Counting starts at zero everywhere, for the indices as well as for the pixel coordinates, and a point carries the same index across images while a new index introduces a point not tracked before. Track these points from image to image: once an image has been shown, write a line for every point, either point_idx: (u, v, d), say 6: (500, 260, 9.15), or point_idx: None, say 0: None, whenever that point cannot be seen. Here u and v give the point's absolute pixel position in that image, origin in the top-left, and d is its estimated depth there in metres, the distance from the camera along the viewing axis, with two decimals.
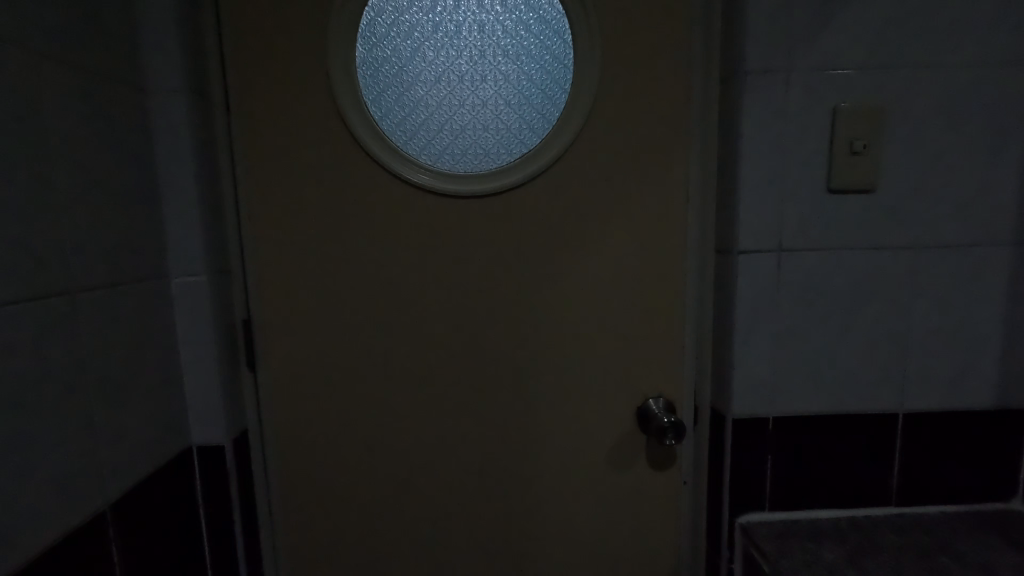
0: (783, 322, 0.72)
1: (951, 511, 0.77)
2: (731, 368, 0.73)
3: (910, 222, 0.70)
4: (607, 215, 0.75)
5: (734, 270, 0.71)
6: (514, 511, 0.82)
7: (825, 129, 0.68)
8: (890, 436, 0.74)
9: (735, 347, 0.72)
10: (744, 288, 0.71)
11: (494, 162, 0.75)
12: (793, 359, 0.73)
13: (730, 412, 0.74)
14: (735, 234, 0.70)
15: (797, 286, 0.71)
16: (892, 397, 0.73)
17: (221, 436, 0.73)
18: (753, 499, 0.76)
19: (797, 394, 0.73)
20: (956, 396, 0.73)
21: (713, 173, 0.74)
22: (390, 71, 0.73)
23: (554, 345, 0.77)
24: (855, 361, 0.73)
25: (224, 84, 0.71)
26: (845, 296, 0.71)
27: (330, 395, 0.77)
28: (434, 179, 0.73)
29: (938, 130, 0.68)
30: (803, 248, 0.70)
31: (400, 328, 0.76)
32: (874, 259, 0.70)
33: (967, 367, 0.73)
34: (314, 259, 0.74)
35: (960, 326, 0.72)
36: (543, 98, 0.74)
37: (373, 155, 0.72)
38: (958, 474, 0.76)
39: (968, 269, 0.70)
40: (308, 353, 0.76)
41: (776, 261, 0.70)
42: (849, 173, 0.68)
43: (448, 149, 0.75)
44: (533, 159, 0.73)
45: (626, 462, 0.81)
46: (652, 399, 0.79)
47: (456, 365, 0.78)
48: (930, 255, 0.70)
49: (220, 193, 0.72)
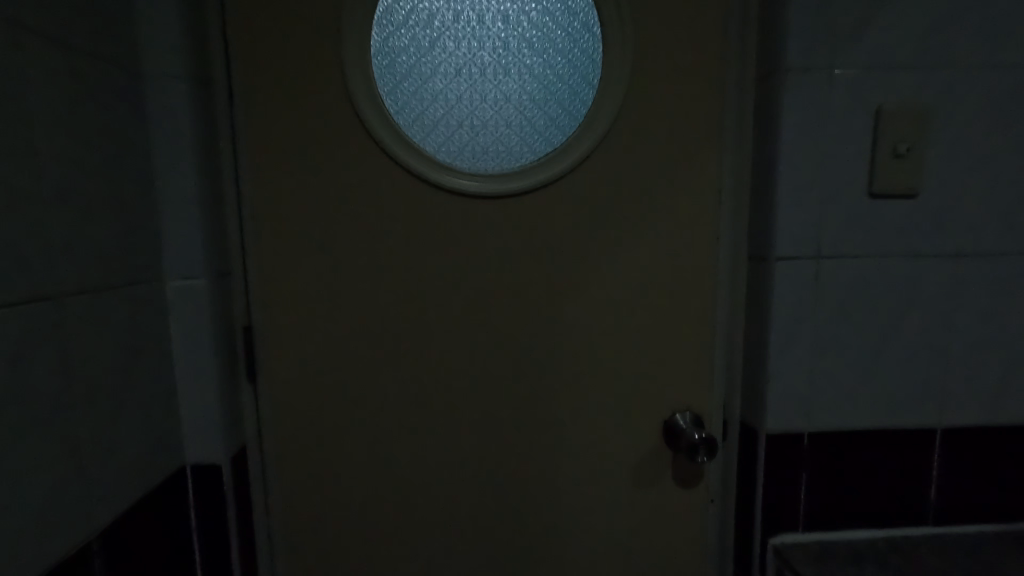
0: (820, 332, 0.68)
1: (992, 532, 0.73)
2: (766, 382, 0.69)
3: (955, 229, 0.66)
4: (637, 219, 0.71)
5: (771, 277, 0.67)
6: (531, 531, 0.77)
7: (867, 130, 0.65)
8: (928, 452, 0.71)
9: (771, 359, 0.69)
10: (781, 297, 0.67)
11: (516, 160, 0.70)
12: (830, 372, 0.69)
13: (764, 424, 0.70)
14: (773, 238, 0.67)
15: (836, 294, 0.68)
16: (931, 412, 0.70)
17: (218, 454, 0.67)
18: (787, 520, 0.72)
19: (834, 409, 0.70)
20: (997, 413, 0.70)
21: (747, 175, 0.70)
22: (408, 62, 0.69)
23: (577, 356, 0.73)
24: (894, 375, 0.69)
25: (228, 71, 0.66)
26: (886, 305, 0.68)
27: (337, 409, 0.72)
28: (454, 178, 0.68)
29: (984, 134, 0.65)
30: (843, 254, 0.67)
31: (415, 337, 0.71)
32: (918, 267, 0.67)
33: (1009, 382, 0.70)
34: (323, 261, 0.69)
35: (1003, 338, 0.69)
36: (571, 94, 0.70)
37: (387, 151, 0.67)
38: (998, 494, 0.72)
39: (1012, 279, 0.67)
40: (312, 364, 0.71)
41: (815, 268, 0.67)
42: (893, 176, 0.65)
43: (468, 146, 0.70)
44: (559, 157, 0.69)
45: (651, 479, 0.77)
46: (679, 413, 0.75)
47: (474, 375, 0.73)
48: (977, 263, 0.67)
49: (221, 189, 0.67)
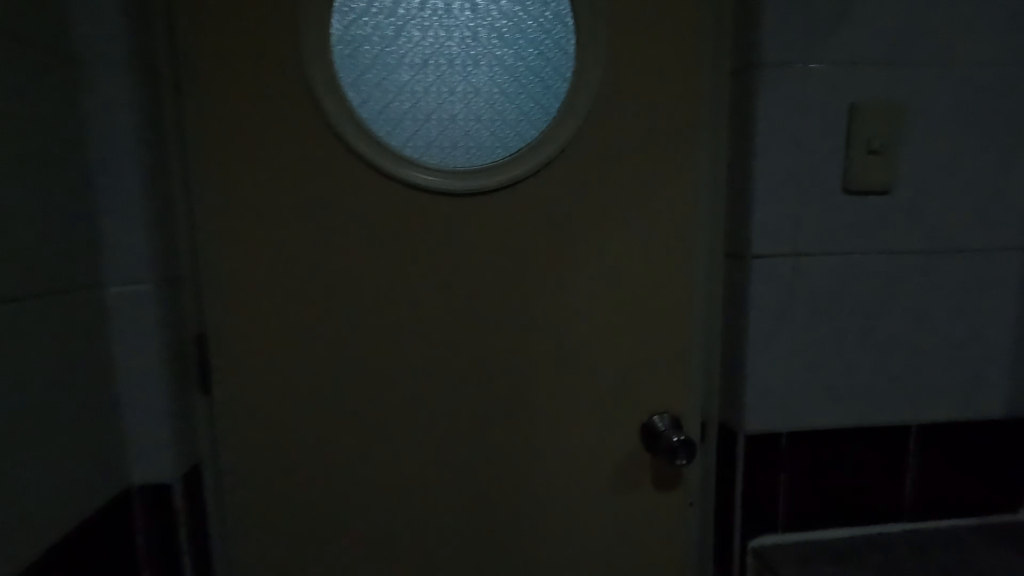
0: (798, 330, 0.67)
1: (965, 525, 0.74)
2: (745, 381, 0.68)
3: (927, 225, 0.66)
4: (613, 217, 0.68)
5: (748, 275, 0.66)
6: (508, 541, 0.74)
7: (842, 125, 0.64)
8: (902, 448, 0.71)
9: (749, 358, 0.67)
10: (759, 295, 0.66)
11: (486, 156, 0.67)
12: (807, 370, 0.68)
13: (743, 425, 0.69)
14: (751, 235, 0.65)
15: (813, 292, 0.67)
16: (905, 409, 0.70)
17: (169, 474, 0.62)
18: (766, 521, 0.71)
19: (812, 408, 0.69)
20: (968, 407, 0.71)
21: (723, 171, 0.69)
22: (371, 52, 0.65)
23: (553, 358, 0.70)
24: (869, 372, 0.69)
25: (174, 59, 0.61)
26: (862, 302, 0.68)
27: (300, 420, 0.68)
28: (422, 175, 0.65)
29: (955, 130, 0.65)
30: (820, 251, 0.66)
31: (383, 342, 0.68)
32: (892, 264, 0.67)
33: (979, 377, 0.70)
34: (282, 263, 0.65)
35: (973, 333, 0.69)
36: (543, 87, 0.68)
37: (350, 146, 0.64)
38: (970, 487, 0.73)
39: (983, 274, 0.68)
40: (272, 373, 0.67)
41: (792, 265, 0.66)
42: (868, 172, 0.64)
43: (437, 141, 0.67)
44: (532, 152, 0.66)
45: (630, 483, 0.75)
46: (658, 416, 0.73)
47: (446, 381, 0.69)
48: (949, 259, 0.67)
49: (168, 187, 0.62)
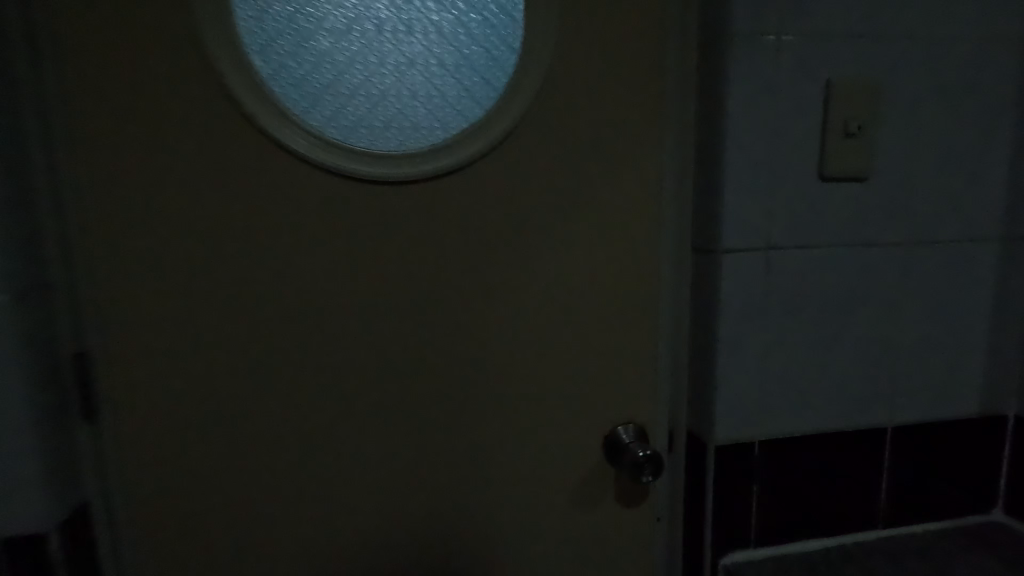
0: (771, 331, 0.62)
1: (938, 529, 0.70)
2: (715, 388, 0.62)
3: (903, 215, 0.62)
4: (569, 209, 0.61)
5: (717, 272, 0.60)
6: (459, 570, 0.67)
7: (818, 106, 0.58)
8: (877, 452, 0.67)
9: (720, 363, 0.62)
10: (729, 294, 0.60)
11: (426, 138, 0.58)
12: (780, 374, 0.63)
13: (713, 435, 0.63)
14: (721, 227, 0.59)
15: (786, 289, 0.61)
16: (880, 411, 0.66)
17: (40, 522, 0.51)
18: (737, 537, 0.66)
19: (785, 414, 0.64)
20: (942, 406, 0.68)
21: (690, 157, 0.62)
22: (283, 14, 0.55)
23: (505, 367, 0.63)
24: (844, 373, 0.65)
25: (28, 19, 0.50)
26: (837, 299, 0.63)
27: (209, 448, 0.58)
28: (347, 161, 0.56)
29: (933, 112, 0.61)
30: (793, 244, 0.61)
31: (306, 355, 0.58)
32: (868, 258, 0.62)
33: (952, 374, 0.67)
34: (179, 266, 0.55)
35: (947, 329, 0.66)
36: (488, 58, 0.59)
37: (259, 126, 0.54)
38: (942, 489, 0.70)
39: (956, 266, 0.64)
40: (172, 394, 0.57)
41: (764, 260, 0.60)
42: (844, 158, 0.59)
43: (365, 120, 0.57)
44: (476, 134, 0.58)
45: (592, 500, 0.68)
46: (621, 425, 0.66)
47: (384, 398, 0.61)
48: (924, 251, 0.63)
49: (28, 178, 0.51)
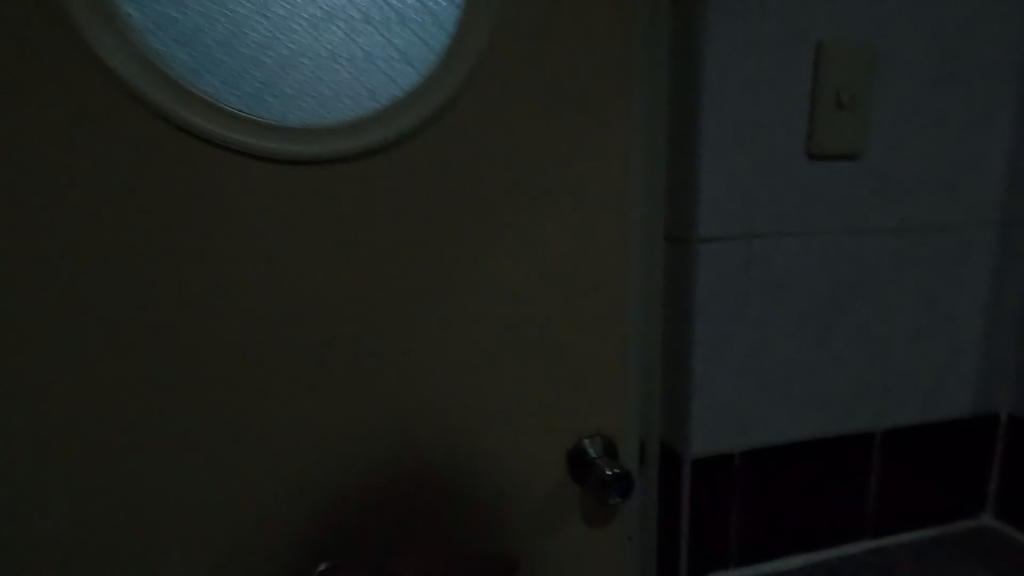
0: (755, 328, 0.56)
1: (927, 537, 0.66)
2: (693, 393, 0.55)
3: (896, 197, 0.57)
4: (525, 192, 0.51)
5: (694, 265, 0.53)
6: None
7: (807, 75, 0.52)
8: (866, 458, 0.61)
9: (697, 365, 0.55)
10: (706, 289, 0.54)
11: (349, 110, 0.48)
12: (765, 376, 0.57)
13: (691, 447, 0.56)
14: (696, 212, 0.52)
15: (769, 281, 0.55)
16: (870, 414, 0.60)
17: None
18: (715, 555, 0.60)
19: (770, 421, 0.58)
20: (935, 406, 0.62)
21: (662, 132, 0.54)
22: None
23: (452, 380, 0.53)
24: (833, 374, 0.58)
25: None
26: (825, 291, 0.57)
27: (78, 492, 0.46)
28: (249, 133, 0.45)
29: (930, 82, 0.55)
30: (777, 231, 0.54)
31: (202, 373, 0.47)
32: (857, 247, 0.57)
33: (946, 372, 0.62)
34: (20, 263, 0.42)
35: (941, 322, 0.60)
36: (425, 14, 0.50)
37: (128, 85, 0.42)
38: (932, 494, 0.65)
39: (952, 253, 0.59)
40: (23, 428, 0.44)
41: (746, 249, 0.54)
42: (834, 133, 0.53)
43: (274, 85, 0.47)
44: (411, 103, 0.48)
45: (556, 526, 0.59)
46: (587, 437, 0.58)
47: (304, 422, 0.50)
48: (918, 237, 0.58)
49: None
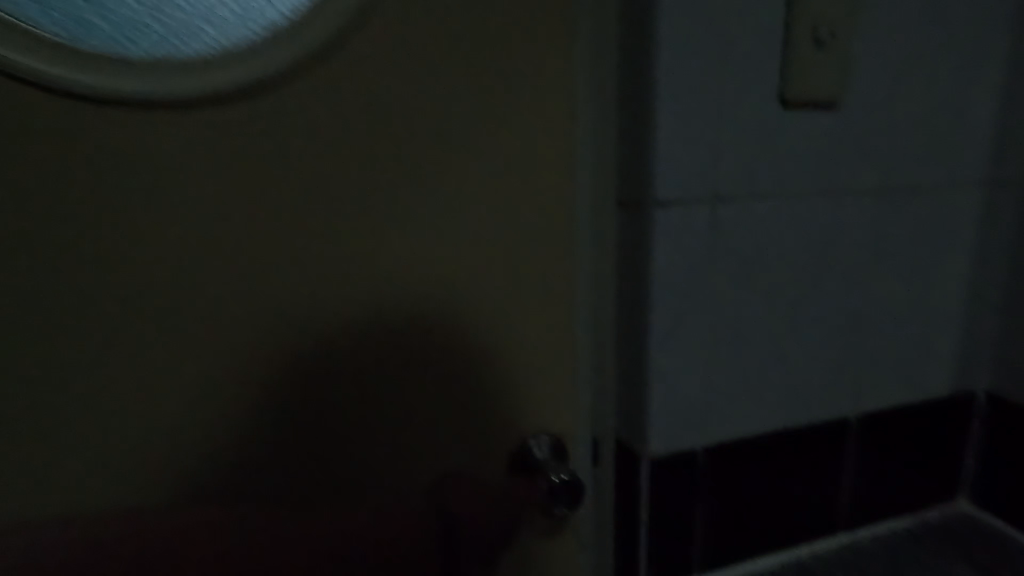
0: (722, 307, 0.48)
1: (902, 528, 0.61)
2: (653, 384, 0.48)
3: (879, 154, 0.50)
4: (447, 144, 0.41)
5: (650, 235, 0.45)
6: None
7: (779, 8, 0.45)
8: (840, 448, 0.56)
9: (657, 352, 0.47)
10: (666, 262, 0.46)
11: (188, 49, 0.37)
12: (734, 362, 0.50)
13: (649, 446, 0.49)
14: (654, 171, 0.44)
15: (738, 253, 0.48)
16: (847, 399, 0.55)
17: None
18: (678, 565, 0.53)
19: (739, 412, 0.51)
20: (914, 388, 0.57)
21: (615, 76, 0.46)
22: None
23: (366, 377, 0.43)
24: (808, 357, 0.52)
25: None
26: (801, 264, 0.50)
27: None
28: (72, 67, 0.34)
29: (918, 20, 0.48)
30: (747, 194, 0.47)
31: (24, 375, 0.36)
32: (834, 212, 0.50)
33: (927, 350, 0.56)
34: None
35: (923, 296, 0.55)
36: None
37: None
38: (908, 482, 0.60)
39: (936, 219, 0.53)
40: None
41: (711, 216, 0.46)
42: (812, 77, 0.46)
43: (111, 9, 0.36)
44: (294, 31, 0.38)
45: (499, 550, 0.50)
46: (538, 436, 0.49)
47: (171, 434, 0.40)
48: (902, 201, 0.52)
49: None
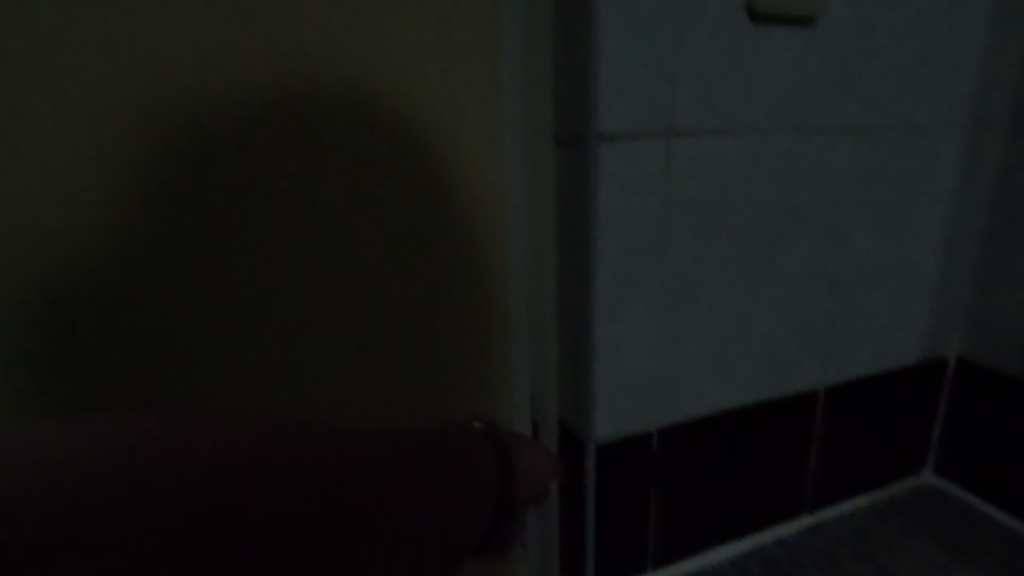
0: (680, 264, 0.41)
1: (868, 504, 0.57)
2: (600, 356, 0.41)
3: (859, 86, 0.43)
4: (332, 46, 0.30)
5: (593, 176, 0.37)
6: None
7: None
8: (808, 422, 0.50)
9: (603, 318, 0.40)
10: (612, 211, 0.38)
11: None
12: (693, 328, 0.43)
13: (594, 430, 0.42)
14: (599, 99, 0.36)
15: (700, 201, 0.41)
16: (816, 368, 0.49)
17: None
18: (629, 559, 0.47)
19: (699, 385, 0.45)
20: (887, 354, 0.52)
21: None
22: None
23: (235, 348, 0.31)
24: (775, 321, 0.46)
25: None
26: (769, 214, 0.43)
27: None
28: None
29: None
30: (709, 130, 0.40)
31: None
32: (808, 153, 0.43)
33: (901, 312, 0.51)
34: None
35: (899, 252, 0.49)
36: None
37: None
38: (875, 455, 0.56)
39: (916, 165, 0.48)
40: None
41: (666, 156, 0.39)
42: None
43: None
44: None
45: None
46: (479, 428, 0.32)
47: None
48: (881, 143, 0.45)
49: None
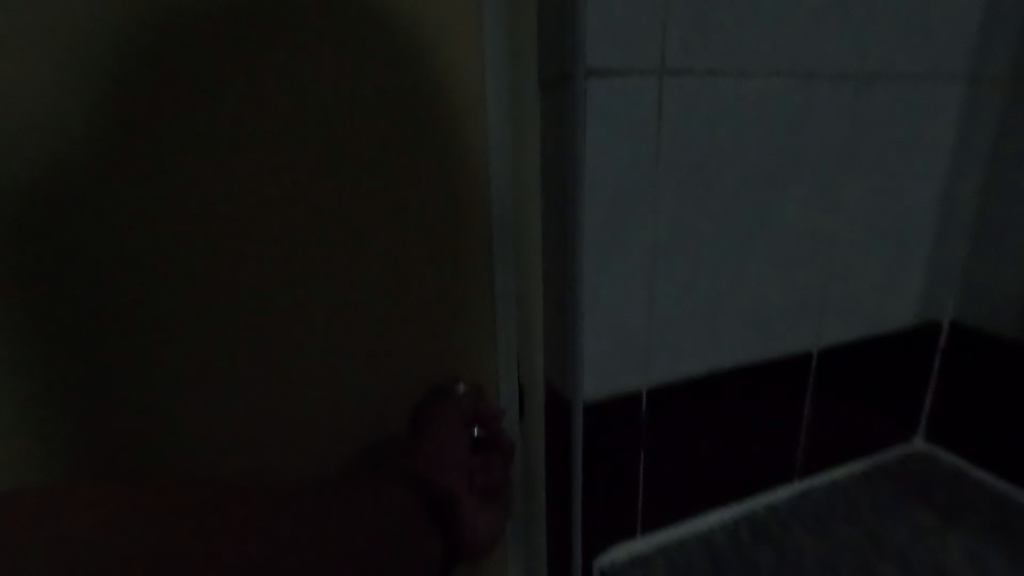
0: (672, 215, 0.40)
1: (858, 471, 0.56)
2: (587, 311, 0.39)
3: (859, 29, 0.41)
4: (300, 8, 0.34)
5: (580, 118, 0.35)
6: None
7: None
8: (801, 385, 0.49)
9: (590, 270, 0.38)
10: (597, 156, 0.36)
11: None
12: (685, 282, 0.41)
13: (582, 389, 0.40)
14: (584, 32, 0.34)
15: (692, 148, 0.39)
16: (810, 329, 0.48)
17: None
18: (617, 524, 0.45)
19: (689, 343, 0.43)
20: (880, 316, 0.51)
21: None
22: None
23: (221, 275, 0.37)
24: (769, 277, 0.44)
25: None
26: (764, 163, 0.41)
27: None
28: None
29: None
30: (703, 71, 0.38)
31: None
32: (805, 98, 0.41)
33: (896, 272, 0.50)
34: None
35: (896, 209, 0.48)
36: None
37: None
38: (868, 420, 0.55)
39: (915, 117, 0.46)
40: None
41: (658, 98, 0.37)
42: None
43: None
44: None
45: None
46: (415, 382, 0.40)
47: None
48: (879, 91, 0.44)
49: None
